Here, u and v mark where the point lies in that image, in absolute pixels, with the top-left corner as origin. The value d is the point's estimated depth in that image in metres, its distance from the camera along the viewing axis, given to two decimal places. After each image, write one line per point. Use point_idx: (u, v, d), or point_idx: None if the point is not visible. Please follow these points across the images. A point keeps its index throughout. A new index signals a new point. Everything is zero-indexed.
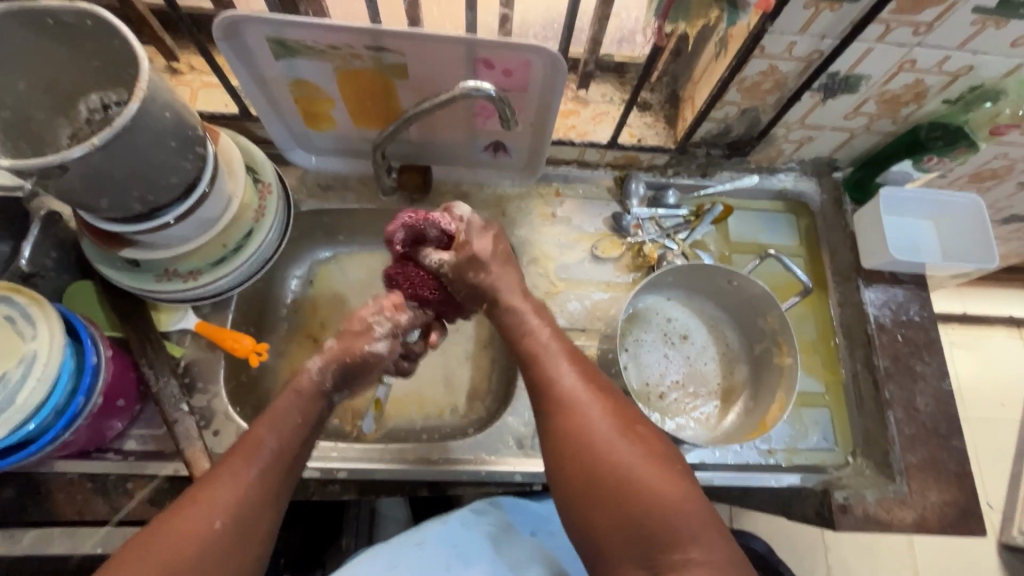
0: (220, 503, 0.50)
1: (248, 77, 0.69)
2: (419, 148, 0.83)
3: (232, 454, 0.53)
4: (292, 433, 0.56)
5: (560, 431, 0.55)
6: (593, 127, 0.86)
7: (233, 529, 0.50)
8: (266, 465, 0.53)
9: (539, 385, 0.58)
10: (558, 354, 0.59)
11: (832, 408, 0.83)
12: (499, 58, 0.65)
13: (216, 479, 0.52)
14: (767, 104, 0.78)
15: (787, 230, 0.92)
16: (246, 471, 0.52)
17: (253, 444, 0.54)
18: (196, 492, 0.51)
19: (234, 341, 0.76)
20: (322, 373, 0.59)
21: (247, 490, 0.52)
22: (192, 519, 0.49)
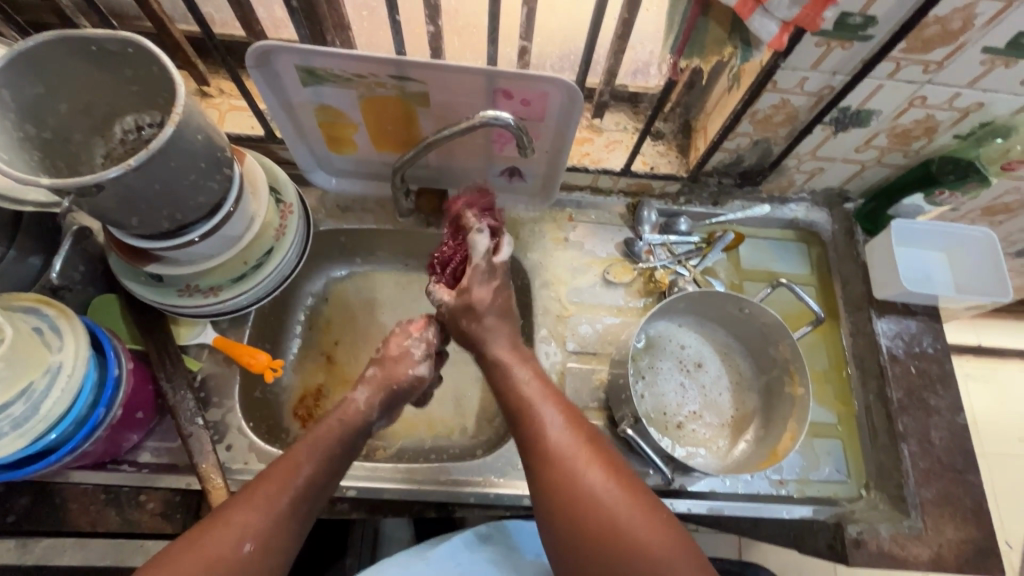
0: (250, 527, 0.54)
1: (276, 103, 0.72)
2: (437, 173, 0.85)
3: (269, 477, 0.58)
4: (323, 458, 0.62)
5: (550, 479, 0.60)
6: (607, 154, 0.88)
7: (261, 554, 0.54)
8: (297, 491, 0.58)
9: (531, 438, 0.63)
10: (544, 407, 0.65)
11: (844, 439, 0.82)
12: (518, 89, 0.67)
13: (248, 500, 0.56)
14: (778, 136, 0.79)
15: (798, 259, 0.92)
16: (279, 497, 0.57)
17: (289, 469, 0.59)
18: (226, 515, 0.55)
19: (251, 356, 0.77)
20: (368, 405, 0.68)
21: (277, 513, 0.56)
22: (218, 542, 0.53)
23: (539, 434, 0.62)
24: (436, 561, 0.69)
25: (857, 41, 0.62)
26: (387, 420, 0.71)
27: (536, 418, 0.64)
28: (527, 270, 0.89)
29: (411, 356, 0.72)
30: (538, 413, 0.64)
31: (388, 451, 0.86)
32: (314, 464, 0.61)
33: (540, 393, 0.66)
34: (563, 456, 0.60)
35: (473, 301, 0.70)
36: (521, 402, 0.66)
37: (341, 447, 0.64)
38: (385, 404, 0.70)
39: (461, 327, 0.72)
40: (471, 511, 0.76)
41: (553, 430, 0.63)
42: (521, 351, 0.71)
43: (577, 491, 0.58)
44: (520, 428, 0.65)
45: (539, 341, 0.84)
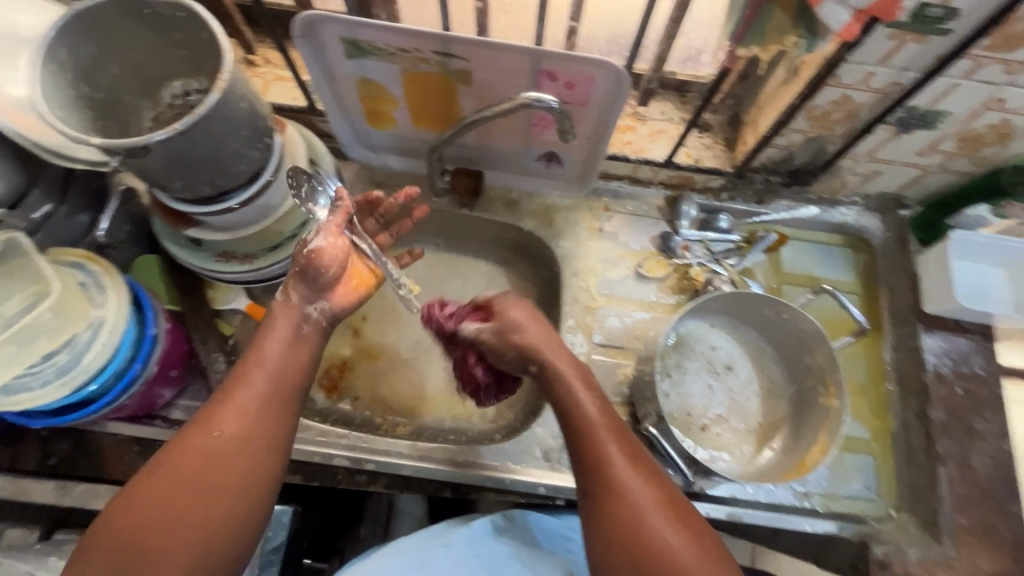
0: (222, 420, 0.55)
1: (319, 75, 0.72)
2: (474, 153, 0.84)
3: (247, 372, 0.58)
4: (284, 348, 0.60)
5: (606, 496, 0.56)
6: (649, 144, 0.85)
7: (234, 442, 0.54)
8: (267, 382, 0.58)
9: (588, 451, 0.59)
10: (605, 426, 0.60)
11: (877, 457, 0.79)
12: (563, 71, 0.65)
13: (226, 397, 0.56)
14: (835, 135, 0.75)
15: (842, 266, 0.89)
16: (249, 389, 0.57)
17: (252, 364, 0.58)
18: (213, 407, 0.56)
19: None
20: (286, 294, 0.62)
21: (256, 404, 0.56)
22: (197, 436, 0.54)
23: (605, 467, 0.57)
24: (457, 545, 0.68)
25: (933, 35, 0.58)
26: (328, 301, 0.63)
27: (599, 457, 0.58)
28: (558, 257, 0.87)
29: (306, 241, 0.62)
30: (598, 426, 0.60)
31: (408, 428, 0.86)
32: (279, 356, 0.59)
33: (605, 424, 0.60)
34: (631, 502, 0.55)
35: (509, 317, 0.67)
36: (583, 418, 0.61)
37: (303, 341, 0.61)
38: (303, 280, 0.62)
39: (512, 346, 0.66)
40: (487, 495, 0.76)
41: (619, 468, 0.57)
42: (580, 369, 0.65)
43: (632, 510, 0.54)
44: (583, 466, 0.59)
45: (565, 331, 0.83)
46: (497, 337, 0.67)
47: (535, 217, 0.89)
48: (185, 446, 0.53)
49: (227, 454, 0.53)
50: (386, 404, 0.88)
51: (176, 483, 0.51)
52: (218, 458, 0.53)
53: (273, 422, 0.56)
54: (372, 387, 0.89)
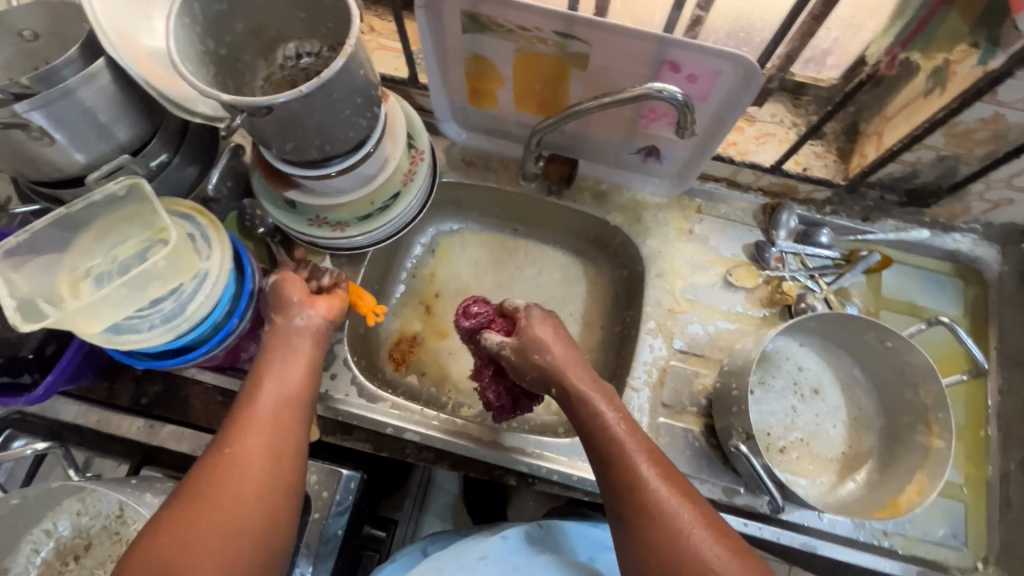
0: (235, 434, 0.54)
1: (431, 48, 0.71)
2: (572, 140, 0.82)
3: (248, 420, 0.55)
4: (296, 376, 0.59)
5: (639, 520, 0.53)
6: (755, 147, 0.81)
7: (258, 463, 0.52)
8: (280, 403, 0.57)
9: (616, 477, 0.56)
10: (636, 449, 0.57)
11: (968, 505, 0.74)
12: (689, 62, 0.62)
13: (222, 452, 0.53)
14: (972, 155, 0.69)
15: (951, 296, 0.84)
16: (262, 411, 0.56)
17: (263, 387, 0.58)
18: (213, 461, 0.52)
19: (357, 296, 0.73)
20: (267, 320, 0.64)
21: (268, 422, 0.55)
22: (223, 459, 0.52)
23: (636, 490, 0.54)
24: (494, 559, 0.69)
25: None
26: (307, 310, 0.63)
27: (635, 478, 0.55)
28: (642, 256, 0.85)
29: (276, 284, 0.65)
30: (625, 445, 0.57)
31: (472, 411, 0.87)
32: (274, 398, 0.57)
33: (630, 436, 0.58)
34: (673, 526, 0.52)
35: (535, 334, 0.65)
36: (607, 439, 0.58)
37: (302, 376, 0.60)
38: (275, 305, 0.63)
39: (535, 366, 0.64)
40: (551, 488, 0.76)
41: (655, 488, 0.54)
42: (604, 387, 0.63)
43: (665, 522, 0.52)
44: (614, 489, 0.56)
45: (644, 333, 0.80)
46: (518, 357, 0.65)
47: (623, 212, 0.86)
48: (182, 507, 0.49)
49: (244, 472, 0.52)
50: (453, 383, 0.88)
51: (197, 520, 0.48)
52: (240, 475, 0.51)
53: (282, 447, 0.55)
54: (440, 365, 0.89)
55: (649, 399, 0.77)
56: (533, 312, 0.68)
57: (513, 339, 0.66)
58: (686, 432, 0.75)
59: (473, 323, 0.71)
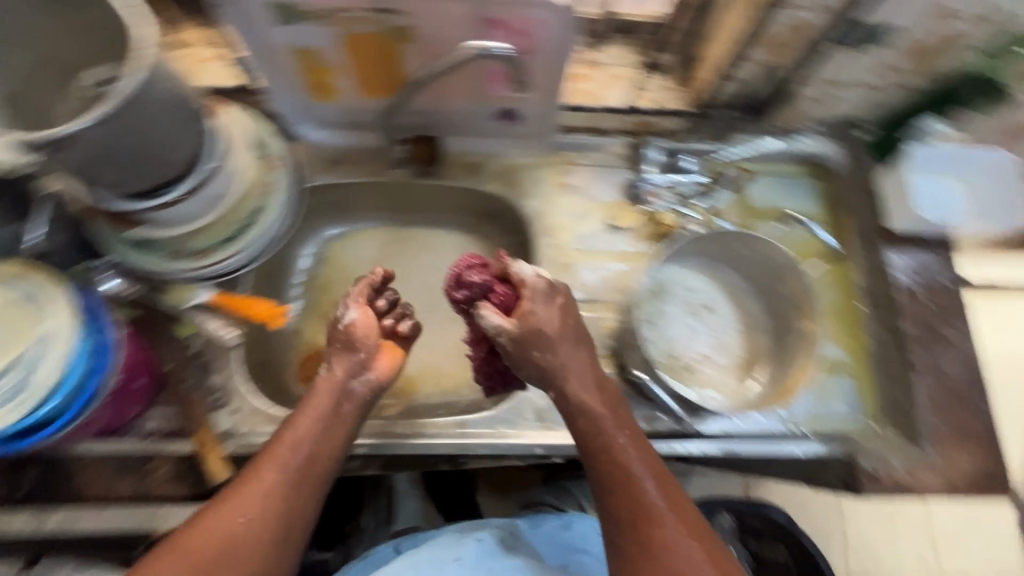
0: (242, 502, 0.53)
1: (252, 48, 0.67)
2: (430, 118, 0.81)
3: (268, 462, 0.56)
4: (317, 426, 0.59)
5: (633, 528, 0.55)
6: (607, 91, 0.84)
7: (258, 531, 0.52)
8: (297, 466, 0.57)
9: (614, 486, 0.57)
10: (637, 461, 0.58)
11: (856, 375, 0.79)
12: (510, 18, 0.63)
13: (241, 487, 0.54)
14: (791, 60, 0.74)
15: (808, 194, 0.90)
16: (276, 471, 0.55)
17: (282, 445, 0.57)
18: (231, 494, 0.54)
19: (255, 306, 0.76)
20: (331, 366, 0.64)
21: (279, 488, 0.55)
22: (219, 525, 0.52)
23: (634, 503, 0.56)
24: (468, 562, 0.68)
25: None
26: (371, 372, 0.64)
27: (637, 499, 0.56)
28: (526, 218, 0.86)
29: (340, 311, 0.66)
30: (626, 456, 0.58)
31: (396, 408, 0.85)
32: (315, 439, 0.58)
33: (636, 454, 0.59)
34: (663, 536, 0.54)
35: (538, 325, 0.62)
36: (606, 449, 0.59)
37: (335, 419, 0.61)
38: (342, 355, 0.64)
39: (531, 363, 0.62)
40: (482, 463, 0.76)
41: (651, 501, 0.56)
42: (608, 394, 0.63)
43: (656, 531, 0.54)
44: (610, 497, 0.57)
45: None
46: (513, 350, 0.62)
47: (499, 178, 0.87)
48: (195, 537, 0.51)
49: (246, 543, 0.52)
50: None
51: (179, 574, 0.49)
52: (237, 548, 0.51)
53: (290, 516, 0.54)
54: None
55: None
56: (539, 290, 0.63)
57: (510, 328, 0.61)
58: None
59: (462, 296, 0.65)
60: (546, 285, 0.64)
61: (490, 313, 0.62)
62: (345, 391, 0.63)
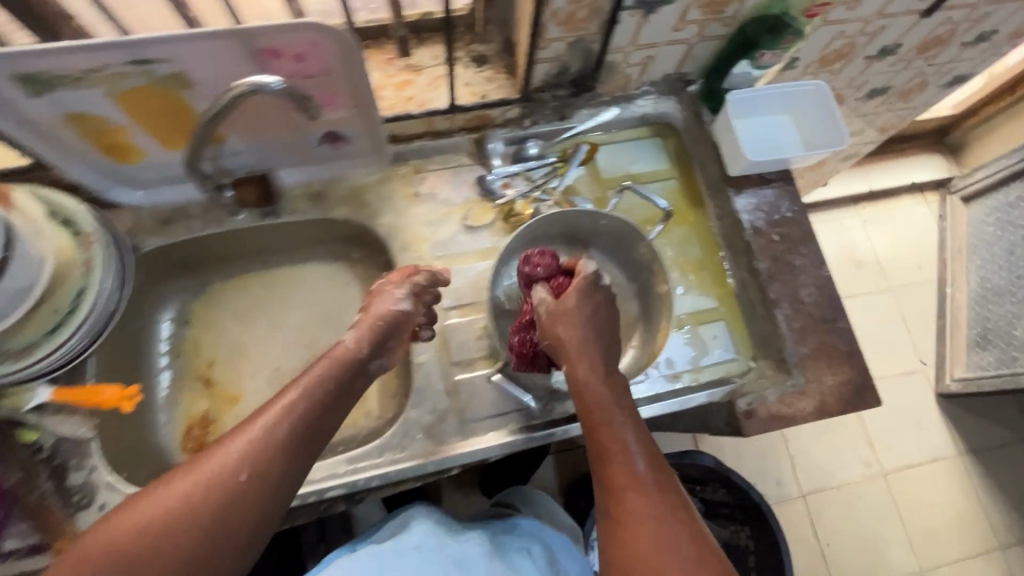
0: (240, 457, 0.52)
1: (18, 125, 0.62)
2: (255, 155, 0.77)
3: (268, 415, 0.55)
4: (320, 396, 0.59)
5: (618, 494, 0.56)
6: (431, 93, 0.82)
7: (257, 486, 0.52)
8: (290, 428, 0.56)
9: (604, 455, 0.59)
10: (631, 439, 0.60)
11: (727, 318, 0.84)
12: (283, 44, 0.60)
13: (223, 445, 0.53)
14: (592, 33, 0.73)
15: (657, 154, 0.93)
16: (268, 427, 0.55)
17: (279, 407, 0.56)
18: (221, 451, 0.52)
19: (97, 393, 0.70)
20: (358, 342, 0.66)
21: (270, 451, 0.54)
22: (218, 464, 0.51)
23: (622, 475, 0.57)
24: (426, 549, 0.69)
25: None
26: (386, 358, 0.69)
27: (630, 473, 0.57)
28: (382, 237, 0.84)
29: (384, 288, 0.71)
30: (619, 429, 0.60)
31: None
32: (312, 408, 0.58)
33: (633, 432, 0.60)
34: (642, 509, 0.55)
35: (568, 305, 0.68)
36: (595, 423, 0.62)
37: (332, 388, 0.61)
38: (368, 335, 0.67)
39: (553, 332, 0.67)
40: (381, 492, 0.74)
41: (637, 474, 0.57)
42: (618, 379, 0.65)
43: (634, 501, 0.55)
44: (601, 466, 0.59)
45: None
46: (547, 321, 0.68)
47: (347, 202, 0.85)
48: (188, 485, 0.50)
49: (241, 498, 0.51)
50: None
51: (154, 516, 0.48)
52: (230, 501, 0.50)
53: (279, 481, 0.54)
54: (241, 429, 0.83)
55: (438, 365, 0.78)
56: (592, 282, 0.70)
57: (550, 303, 0.68)
58: (482, 377, 0.78)
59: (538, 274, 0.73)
60: (593, 280, 0.70)
61: (542, 289, 0.71)
62: (352, 366, 0.64)
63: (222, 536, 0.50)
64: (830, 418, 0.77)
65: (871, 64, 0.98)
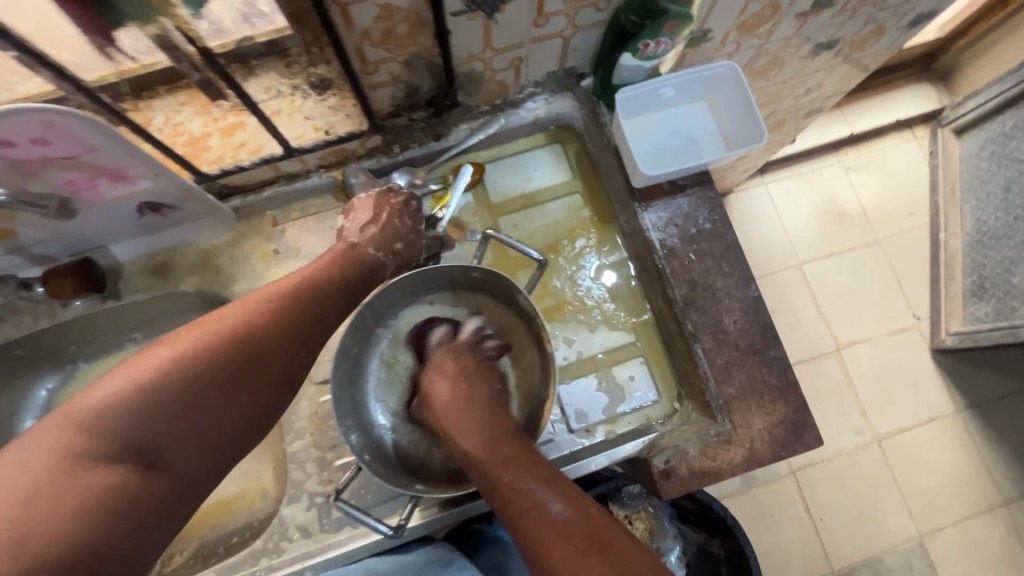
0: (226, 335, 0.50)
1: None
2: (66, 238, 0.67)
3: (263, 291, 0.55)
4: (324, 285, 0.58)
5: (535, 542, 0.48)
6: (266, 135, 0.69)
7: (257, 368, 0.51)
8: (295, 311, 0.55)
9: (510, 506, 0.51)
10: (532, 481, 0.52)
11: (646, 352, 0.75)
12: (5, 133, 0.48)
13: (200, 322, 0.50)
14: (428, 46, 0.60)
15: (555, 166, 0.81)
16: (265, 306, 0.53)
17: (275, 290, 0.55)
18: (277, 299, 0.54)
19: None
20: (386, 255, 0.66)
21: (266, 332, 0.52)
22: (221, 332, 0.50)
23: (535, 521, 0.49)
24: None
25: None
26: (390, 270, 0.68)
27: (542, 529, 0.49)
28: None
29: (395, 202, 0.68)
30: (514, 477, 0.53)
31: (184, 556, 0.76)
32: (313, 288, 0.57)
33: (550, 487, 0.51)
34: (564, 553, 0.47)
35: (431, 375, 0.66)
36: (493, 475, 0.54)
37: (355, 270, 0.62)
38: (395, 253, 0.67)
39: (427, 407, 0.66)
40: None
41: (548, 513, 0.49)
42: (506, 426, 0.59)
43: (555, 543, 0.47)
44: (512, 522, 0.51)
45: None
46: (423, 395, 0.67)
47: (197, 271, 0.74)
48: (233, 322, 0.51)
49: (226, 379, 0.49)
50: None
51: (141, 387, 0.45)
52: (214, 375, 0.49)
53: (279, 363, 0.53)
54: None
55: (315, 451, 0.70)
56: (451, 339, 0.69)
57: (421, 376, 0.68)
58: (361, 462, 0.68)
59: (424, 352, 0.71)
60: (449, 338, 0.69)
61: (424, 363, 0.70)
62: (373, 260, 0.64)
63: (236, 394, 0.50)
64: (760, 466, 0.67)
65: (806, 20, 0.81)
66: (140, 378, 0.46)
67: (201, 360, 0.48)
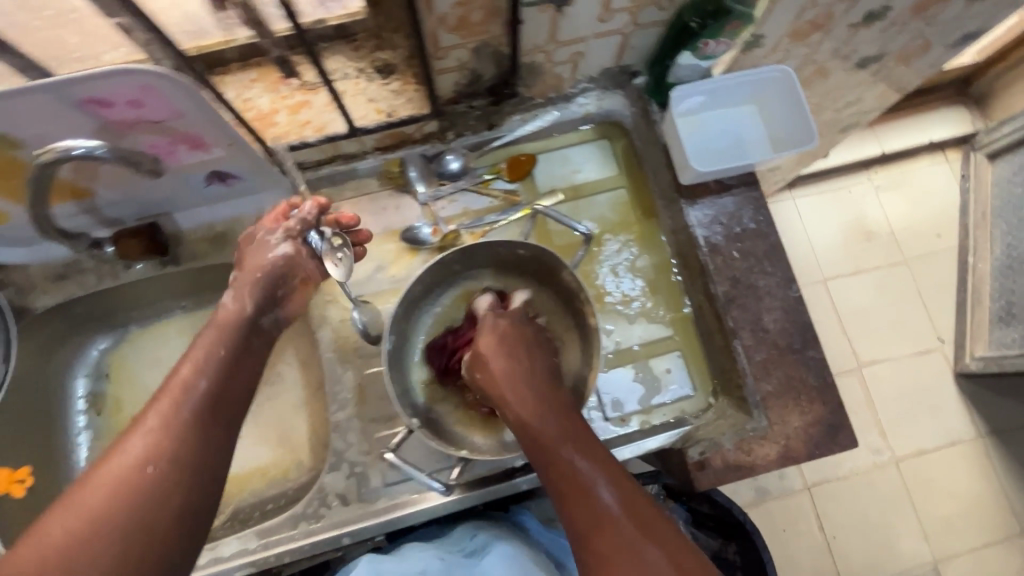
0: (144, 451, 0.48)
1: None
2: (136, 202, 0.70)
3: (152, 404, 0.51)
4: (219, 371, 0.55)
5: (573, 499, 0.52)
6: (330, 114, 0.71)
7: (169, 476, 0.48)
8: (197, 403, 0.52)
9: (546, 464, 0.54)
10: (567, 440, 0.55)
11: (682, 346, 0.77)
12: (107, 93, 0.52)
13: (131, 432, 0.50)
14: (496, 35, 0.62)
15: (602, 159, 0.82)
16: (171, 407, 0.51)
17: (181, 387, 0.52)
18: (164, 422, 0.50)
19: None
20: (239, 301, 0.61)
21: (158, 442, 0.49)
22: (115, 466, 0.47)
23: (571, 479, 0.52)
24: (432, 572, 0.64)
25: None
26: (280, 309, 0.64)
27: (578, 487, 0.52)
28: None
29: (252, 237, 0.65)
30: (551, 437, 0.55)
31: (220, 517, 0.78)
32: (200, 371, 0.54)
33: (582, 451, 0.54)
34: (601, 510, 0.50)
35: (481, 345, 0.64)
36: (533, 437, 0.56)
37: (245, 346, 0.59)
38: (266, 300, 0.62)
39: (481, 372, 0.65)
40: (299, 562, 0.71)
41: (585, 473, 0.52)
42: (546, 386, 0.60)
43: (591, 502, 0.51)
44: (551, 480, 0.53)
45: (325, 361, 0.74)
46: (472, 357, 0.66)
47: None
48: (117, 471, 0.47)
49: (137, 487, 0.46)
50: None
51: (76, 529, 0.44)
52: (140, 497, 0.46)
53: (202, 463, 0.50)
54: None
55: (359, 420, 0.72)
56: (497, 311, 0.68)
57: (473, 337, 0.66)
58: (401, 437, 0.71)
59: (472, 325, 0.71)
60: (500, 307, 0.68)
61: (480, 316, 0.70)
62: (249, 326, 0.60)
63: (189, 493, 0.49)
64: (794, 464, 0.68)
65: (859, 29, 0.82)
66: (47, 547, 0.43)
67: (97, 525, 0.44)
